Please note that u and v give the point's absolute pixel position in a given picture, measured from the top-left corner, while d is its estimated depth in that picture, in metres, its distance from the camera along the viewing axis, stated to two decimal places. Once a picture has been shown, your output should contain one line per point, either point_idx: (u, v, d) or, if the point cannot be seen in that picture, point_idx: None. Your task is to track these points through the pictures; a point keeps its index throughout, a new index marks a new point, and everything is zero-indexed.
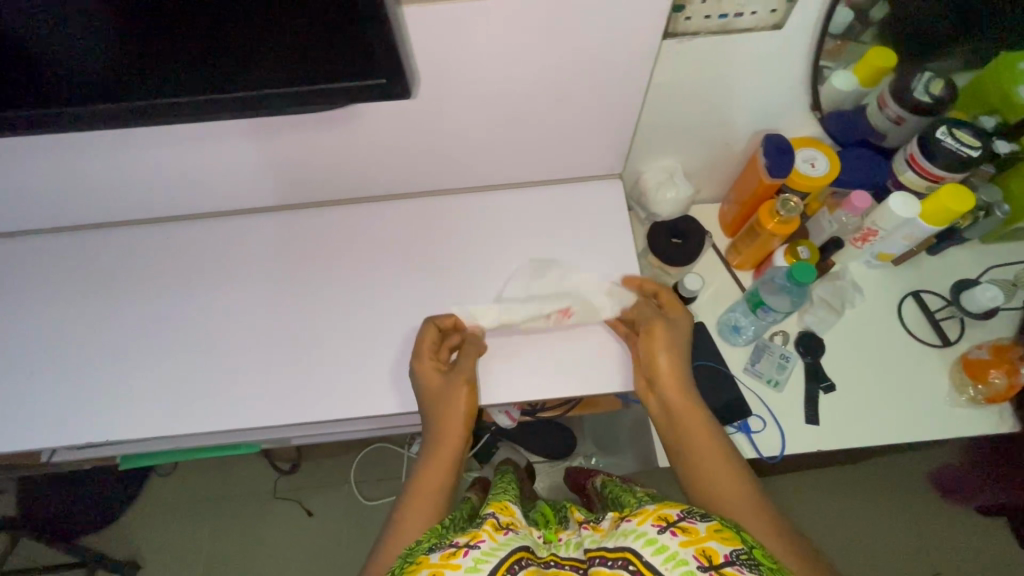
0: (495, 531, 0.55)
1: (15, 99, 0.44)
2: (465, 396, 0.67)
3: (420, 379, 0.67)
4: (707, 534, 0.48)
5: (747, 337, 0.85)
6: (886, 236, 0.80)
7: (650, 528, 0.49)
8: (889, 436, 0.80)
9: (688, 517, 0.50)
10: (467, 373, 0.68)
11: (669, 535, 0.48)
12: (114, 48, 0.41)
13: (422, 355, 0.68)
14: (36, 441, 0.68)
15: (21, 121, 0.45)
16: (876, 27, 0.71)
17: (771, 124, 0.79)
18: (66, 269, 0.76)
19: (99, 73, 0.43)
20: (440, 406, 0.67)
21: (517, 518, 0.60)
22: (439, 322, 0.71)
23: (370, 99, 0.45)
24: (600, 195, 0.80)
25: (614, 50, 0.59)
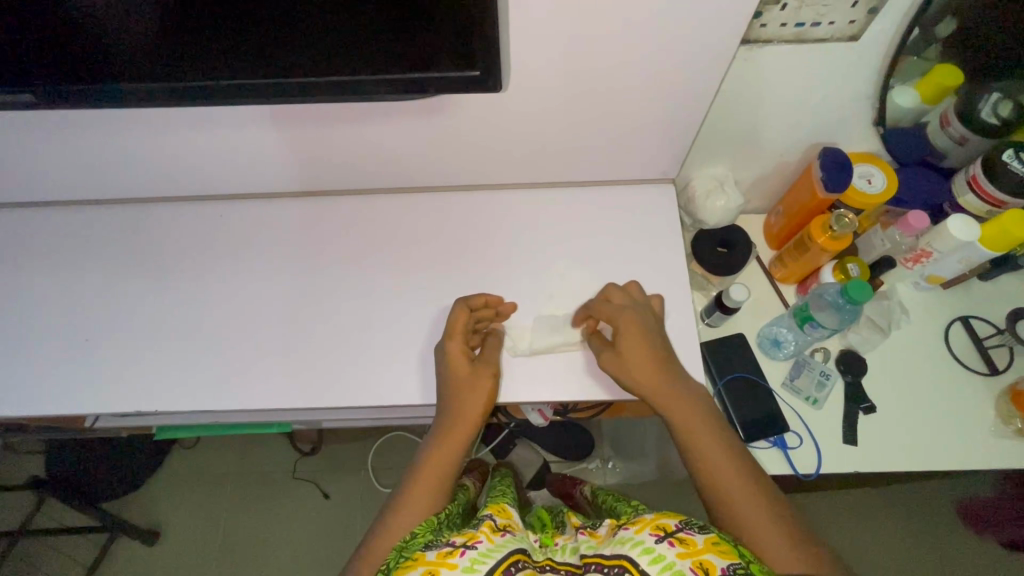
0: (493, 532, 0.58)
1: (92, 73, 0.44)
2: (487, 390, 0.67)
3: (446, 364, 0.67)
4: (704, 547, 0.50)
5: (787, 352, 0.84)
6: (941, 257, 0.78)
7: (647, 537, 0.52)
8: (926, 462, 0.78)
9: (687, 528, 0.52)
10: (492, 365, 0.68)
11: (666, 545, 0.51)
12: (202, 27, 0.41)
13: (455, 336, 0.68)
14: (85, 407, 0.69)
15: (89, 96, 0.44)
16: (941, 45, 0.68)
17: (831, 137, 0.77)
18: (119, 241, 0.78)
19: (178, 50, 0.43)
20: (459, 393, 0.67)
21: (513, 520, 0.63)
22: (470, 301, 0.70)
23: (451, 92, 0.44)
24: (650, 200, 0.79)
25: (687, 55, 0.57)
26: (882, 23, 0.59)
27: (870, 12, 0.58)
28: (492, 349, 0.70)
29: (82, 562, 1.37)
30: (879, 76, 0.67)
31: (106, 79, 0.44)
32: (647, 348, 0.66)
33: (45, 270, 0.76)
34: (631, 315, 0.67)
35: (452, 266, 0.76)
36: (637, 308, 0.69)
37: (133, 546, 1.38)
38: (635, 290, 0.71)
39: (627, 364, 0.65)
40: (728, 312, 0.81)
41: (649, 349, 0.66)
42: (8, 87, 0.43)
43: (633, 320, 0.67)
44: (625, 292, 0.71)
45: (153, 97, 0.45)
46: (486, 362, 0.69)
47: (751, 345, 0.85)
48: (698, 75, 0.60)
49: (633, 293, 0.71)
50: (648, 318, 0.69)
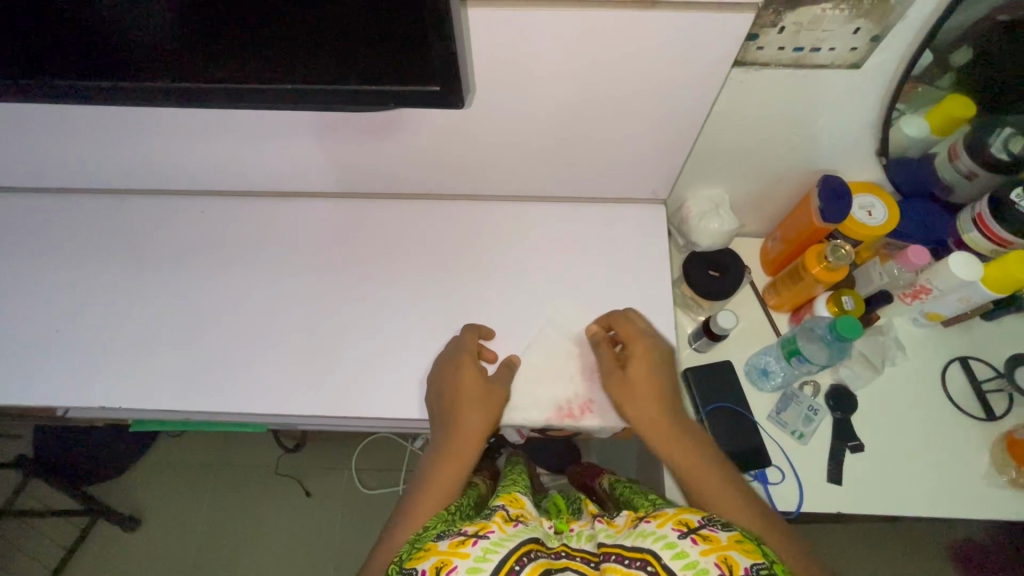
0: (506, 522, 0.53)
1: (59, 68, 0.43)
2: (497, 409, 0.66)
3: (457, 380, 0.65)
4: (727, 544, 0.48)
5: (775, 384, 0.81)
6: (940, 295, 0.75)
7: (670, 532, 0.49)
8: (916, 506, 0.75)
9: (710, 525, 0.49)
10: (505, 384, 0.67)
11: (689, 542, 0.48)
12: (169, 27, 0.39)
13: (469, 352, 0.67)
14: (54, 400, 0.68)
15: (58, 90, 0.44)
16: (954, 74, 0.65)
17: (831, 166, 0.75)
18: (102, 231, 0.77)
19: (144, 46, 0.41)
20: (469, 406, 0.65)
21: (526, 510, 0.58)
22: (479, 330, 0.70)
23: (422, 105, 0.43)
24: (639, 220, 0.77)
25: (679, 77, 0.55)
26: (884, 52, 0.56)
27: (872, 40, 0.55)
28: (505, 373, 0.68)
29: (62, 544, 1.37)
30: (881, 105, 0.64)
31: (72, 77, 0.43)
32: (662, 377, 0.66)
33: (27, 257, 0.75)
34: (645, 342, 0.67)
35: (430, 276, 0.74)
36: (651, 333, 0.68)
37: (113, 532, 1.38)
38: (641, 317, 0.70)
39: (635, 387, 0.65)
40: (715, 339, 0.78)
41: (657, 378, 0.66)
42: None
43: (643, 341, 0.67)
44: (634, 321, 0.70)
45: (120, 97, 0.44)
46: (501, 381, 0.67)
47: (739, 374, 0.83)
48: (693, 95, 0.58)
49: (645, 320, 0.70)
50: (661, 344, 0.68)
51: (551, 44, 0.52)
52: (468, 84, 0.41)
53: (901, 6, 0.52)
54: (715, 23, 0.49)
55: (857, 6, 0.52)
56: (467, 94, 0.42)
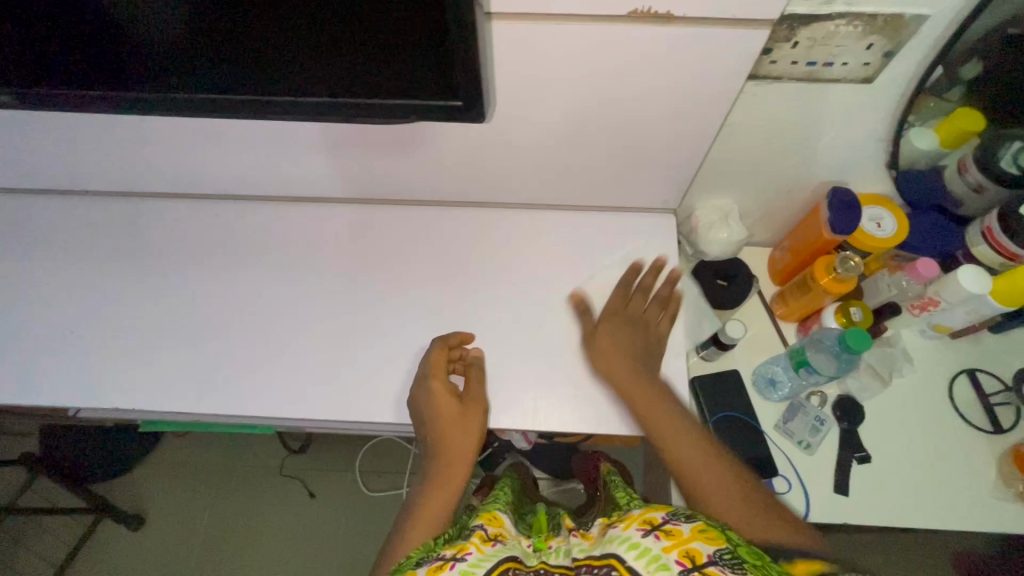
0: (483, 542, 0.54)
1: (81, 78, 0.43)
2: (477, 426, 0.67)
3: (432, 404, 0.66)
4: (691, 535, 0.47)
5: (783, 394, 0.82)
6: (948, 308, 0.76)
7: (634, 533, 0.49)
8: (923, 518, 0.75)
9: (673, 520, 0.50)
10: (480, 399, 0.67)
11: (652, 538, 0.48)
12: (192, 39, 0.40)
13: (437, 371, 0.67)
14: (67, 401, 0.69)
15: (79, 100, 0.44)
16: (964, 87, 0.65)
17: (841, 178, 0.75)
18: (117, 233, 0.78)
19: (164, 57, 0.41)
20: (448, 429, 0.66)
21: (504, 529, 0.60)
22: (446, 339, 0.69)
23: (444, 120, 0.43)
24: (649, 229, 0.77)
25: (693, 90, 0.56)
26: (896, 67, 0.57)
27: (886, 55, 0.55)
28: (477, 384, 0.68)
29: (67, 542, 1.38)
30: (892, 118, 0.65)
31: (95, 89, 0.44)
32: (643, 343, 0.71)
33: (44, 258, 0.76)
34: (637, 309, 0.73)
35: (441, 283, 0.75)
36: (652, 300, 0.74)
37: (118, 530, 1.38)
38: (674, 276, 0.74)
39: (609, 343, 0.68)
40: (724, 348, 0.79)
41: (639, 341, 0.70)
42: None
43: (627, 315, 0.72)
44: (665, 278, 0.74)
45: (142, 107, 0.45)
46: (475, 399, 0.67)
47: (746, 384, 0.83)
48: (706, 108, 0.58)
49: (673, 280, 0.74)
50: (656, 314, 0.73)
51: (566, 57, 0.52)
52: (488, 100, 0.42)
53: (916, 23, 0.52)
54: (732, 39, 0.49)
55: (871, 23, 0.51)
56: (487, 110, 0.43)
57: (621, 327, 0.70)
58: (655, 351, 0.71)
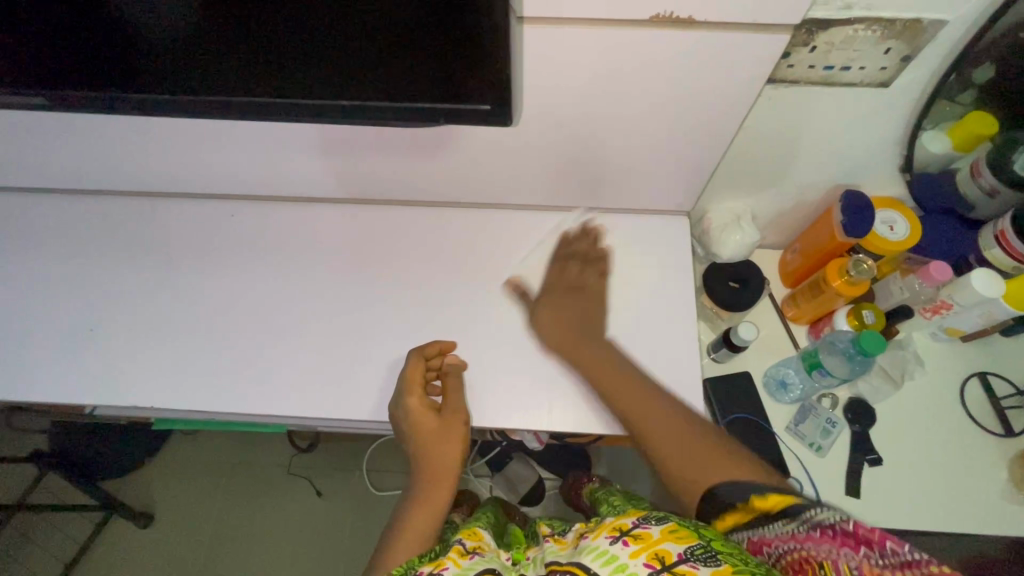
0: (461, 556, 0.58)
1: (105, 79, 0.43)
2: (460, 437, 0.67)
3: (411, 419, 0.66)
4: (660, 537, 0.48)
5: (794, 396, 0.82)
6: (961, 311, 0.76)
7: (603, 541, 0.50)
8: (934, 521, 0.75)
9: (642, 524, 0.50)
10: (461, 409, 0.67)
11: (620, 545, 0.49)
12: (220, 42, 0.40)
13: (415, 382, 0.67)
14: (85, 399, 0.70)
15: (104, 101, 0.44)
16: (976, 90, 0.64)
17: (855, 180, 0.75)
18: (133, 233, 0.78)
19: (190, 60, 0.42)
20: (431, 442, 0.67)
21: (483, 542, 0.64)
22: (424, 351, 0.69)
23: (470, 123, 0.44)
24: (662, 231, 0.77)
25: (712, 95, 0.56)
26: (914, 71, 0.57)
27: (903, 60, 0.55)
28: (455, 393, 0.67)
29: (76, 539, 1.38)
30: (907, 122, 0.65)
31: (119, 90, 0.44)
32: (587, 305, 0.71)
33: (62, 257, 0.77)
34: (573, 276, 0.73)
35: (455, 284, 0.75)
36: (588, 263, 0.74)
37: (127, 528, 1.39)
38: (599, 235, 0.77)
39: (554, 322, 0.69)
40: (735, 350, 0.79)
41: (582, 306, 0.71)
42: (27, 89, 0.44)
43: (569, 284, 0.73)
44: (591, 239, 0.77)
45: (168, 109, 0.45)
46: (453, 411, 0.67)
47: (757, 386, 0.83)
48: (723, 113, 0.58)
49: (597, 238, 0.76)
50: (594, 273, 0.74)
51: (585, 61, 0.52)
52: (517, 102, 0.42)
53: (934, 28, 0.52)
54: (753, 42, 0.49)
55: (889, 27, 0.52)
56: (517, 112, 0.43)
57: (564, 300, 0.71)
58: (602, 312, 0.71)
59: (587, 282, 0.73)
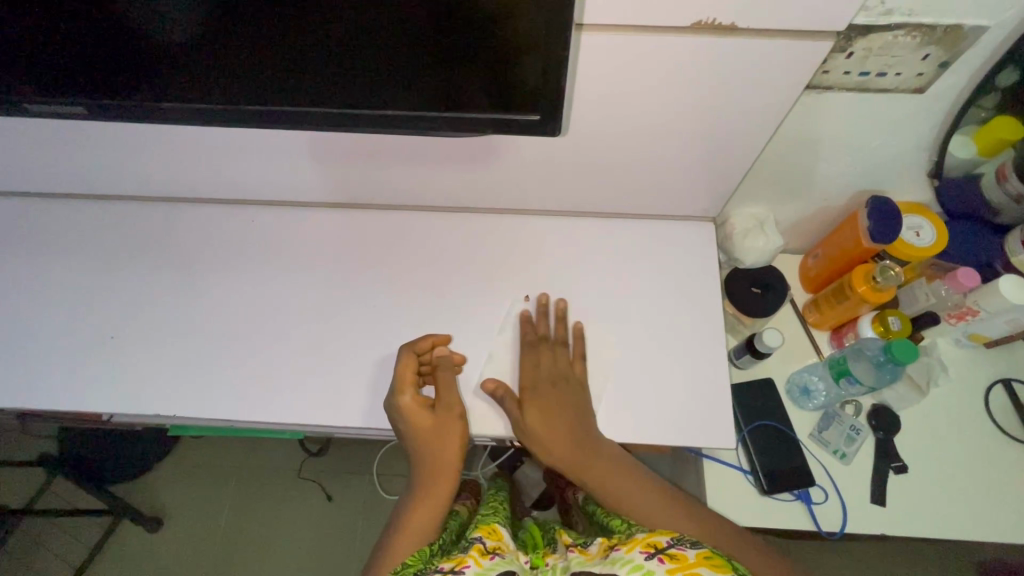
0: (481, 556, 0.60)
1: (148, 93, 0.43)
2: (458, 433, 0.67)
3: (405, 417, 0.66)
4: (696, 561, 0.52)
5: (817, 403, 0.81)
6: (987, 317, 0.75)
7: (638, 555, 0.54)
8: (961, 529, 0.74)
9: (678, 544, 0.54)
10: (456, 407, 0.67)
11: (656, 562, 0.53)
12: (270, 58, 0.41)
13: (406, 380, 0.66)
14: (104, 407, 0.69)
15: (143, 111, 0.44)
16: (1000, 92, 0.60)
17: (882, 185, 0.74)
18: (150, 239, 0.77)
19: (235, 73, 0.42)
20: (430, 443, 0.67)
21: (503, 542, 0.64)
22: (414, 347, 0.68)
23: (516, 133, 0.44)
24: (687, 238, 0.76)
25: (749, 104, 0.55)
26: (951, 76, 0.56)
27: (940, 66, 0.55)
28: (447, 388, 0.67)
29: (86, 544, 1.38)
30: (939, 127, 0.64)
31: (159, 101, 0.44)
32: (576, 395, 0.67)
33: (79, 263, 0.76)
34: (548, 368, 0.69)
35: (477, 292, 0.74)
36: (561, 348, 0.70)
37: (137, 532, 1.38)
38: (563, 312, 0.72)
39: (543, 427, 0.66)
40: (759, 356, 0.78)
41: (570, 399, 0.67)
42: (63, 99, 0.44)
43: (547, 376, 0.69)
44: (556, 318, 0.72)
45: (207, 120, 0.45)
46: (448, 405, 0.67)
47: (780, 392, 0.83)
48: (756, 121, 0.57)
49: (562, 316, 0.72)
50: (567, 359, 0.69)
51: (621, 69, 0.51)
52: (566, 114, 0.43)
53: (975, 34, 0.51)
54: (795, 50, 0.48)
55: (929, 34, 0.51)
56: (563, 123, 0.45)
57: (547, 400, 0.67)
58: (587, 401, 0.67)
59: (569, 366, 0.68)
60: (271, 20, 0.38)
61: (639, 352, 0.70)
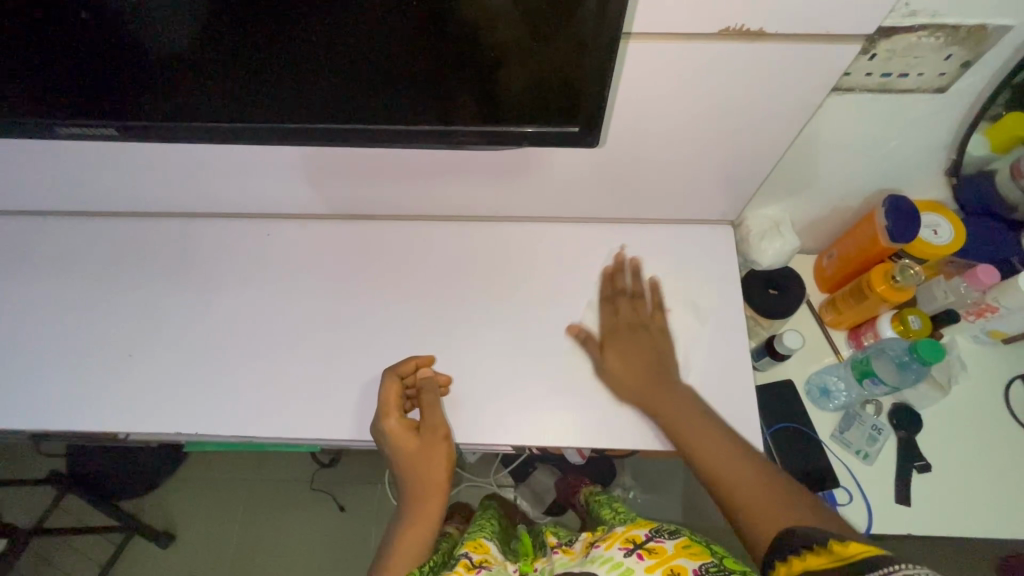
0: (468, 571, 0.58)
1: (184, 112, 0.44)
2: (443, 453, 0.66)
3: (391, 442, 0.65)
4: (675, 552, 0.50)
5: (838, 403, 0.81)
6: (1007, 313, 0.75)
7: (617, 552, 0.52)
8: (987, 527, 0.74)
9: (657, 537, 0.53)
10: (442, 429, 0.65)
11: (635, 558, 0.51)
12: (308, 79, 0.42)
13: (390, 402, 0.65)
14: (123, 426, 0.68)
15: (181, 130, 0.45)
16: (1012, 92, 0.59)
17: (900, 184, 0.74)
18: (163, 254, 0.77)
19: (271, 91, 0.43)
20: (416, 464, 0.66)
21: (489, 554, 0.63)
22: (399, 369, 0.67)
23: (552, 143, 0.46)
24: (706, 242, 0.76)
25: (771, 109, 0.55)
26: (974, 74, 0.56)
27: (963, 65, 0.55)
28: (432, 411, 0.65)
29: (98, 561, 1.36)
30: (959, 125, 0.64)
31: (196, 120, 0.45)
32: (651, 345, 0.69)
33: (92, 280, 0.75)
34: (628, 315, 0.71)
35: (496, 301, 0.73)
36: (639, 299, 0.72)
37: (147, 548, 1.37)
38: (640, 269, 0.74)
39: (624, 369, 0.67)
40: (779, 358, 0.78)
41: (649, 346, 0.69)
42: (97, 121, 0.44)
43: (629, 326, 0.70)
44: (632, 274, 0.74)
45: (243, 138, 0.46)
46: (433, 428, 0.65)
47: (800, 393, 0.83)
48: (779, 125, 0.57)
49: (638, 273, 0.74)
50: (647, 310, 0.72)
51: (645, 76, 0.51)
52: (604, 124, 0.44)
53: (998, 34, 0.52)
54: (822, 55, 0.48)
55: (953, 34, 0.51)
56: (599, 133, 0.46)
57: (627, 346, 0.69)
58: (669, 350, 0.69)
59: (648, 319, 0.71)
60: (309, 38, 0.38)
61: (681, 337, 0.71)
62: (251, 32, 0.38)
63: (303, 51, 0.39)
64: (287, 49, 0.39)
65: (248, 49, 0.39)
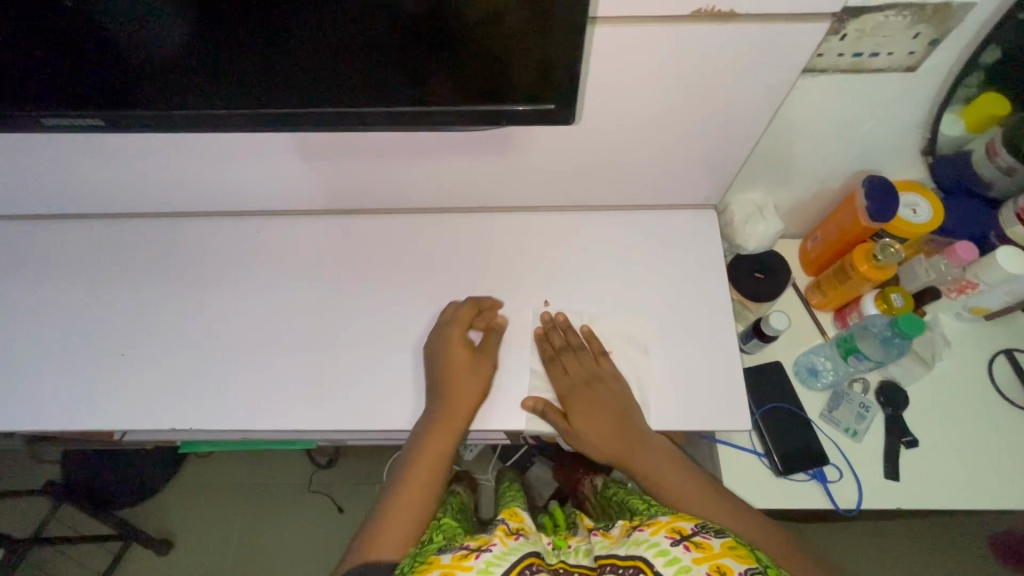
0: (507, 535, 0.58)
1: (168, 102, 0.45)
2: (486, 377, 0.68)
3: (446, 353, 0.67)
4: (721, 551, 0.51)
5: (826, 383, 0.82)
6: (987, 289, 0.76)
7: (663, 540, 0.53)
8: (974, 499, 0.75)
9: (703, 533, 0.53)
10: (492, 357, 0.70)
11: (682, 548, 0.52)
12: (290, 65, 0.43)
13: (460, 322, 0.70)
14: (119, 424, 0.68)
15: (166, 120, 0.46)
16: (983, 72, 0.62)
17: (878, 165, 0.76)
18: (154, 253, 0.77)
19: (254, 80, 0.44)
20: (452, 382, 0.66)
21: (526, 524, 0.62)
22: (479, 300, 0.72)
23: (532, 122, 0.47)
24: (691, 226, 0.77)
25: (748, 89, 0.56)
26: (943, 51, 0.58)
27: (931, 43, 0.57)
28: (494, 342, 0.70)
29: (96, 569, 1.36)
30: (931, 105, 0.66)
31: (180, 111, 0.46)
32: (610, 397, 0.69)
33: (84, 280, 0.76)
34: (579, 372, 0.70)
35: (486, 290, 0.74)
36: (580, 351, 0.71)
37: (145, 555, 1.36)
38: (568, 322, 0.72)
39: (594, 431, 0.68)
40: (767, 339, 0.79)
41: (609, 399, 0.69)
42: (84, 114, 0.45)
43: (581, 383, 0.70)
44: (563, 328, 0.71)
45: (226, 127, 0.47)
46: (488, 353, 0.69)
47: (789, 374, 0.84)
48: (756, 107, 0.59)
49: (569, 325, 0.71)
50: (593, 358, 0.71)
51: (623, 60, 0.52)
52: (579, 102, 0.46)
53: (964, 11, 0.53)
54: (794, 36, 0.50)
55: (920, 12, 0.53)
56: (575, 111, 0.47)
57: (586, 408, 0.68)
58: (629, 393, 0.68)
59: (599, 370, 0.70)
60: (290, 26, 0.39)
61: (635, 372, 0.70)
62: (232, 20, 0.39)
63: (283, 38, 0.40)
64: (268, 36, 0.40)
65: (229, 37, 0.40)
